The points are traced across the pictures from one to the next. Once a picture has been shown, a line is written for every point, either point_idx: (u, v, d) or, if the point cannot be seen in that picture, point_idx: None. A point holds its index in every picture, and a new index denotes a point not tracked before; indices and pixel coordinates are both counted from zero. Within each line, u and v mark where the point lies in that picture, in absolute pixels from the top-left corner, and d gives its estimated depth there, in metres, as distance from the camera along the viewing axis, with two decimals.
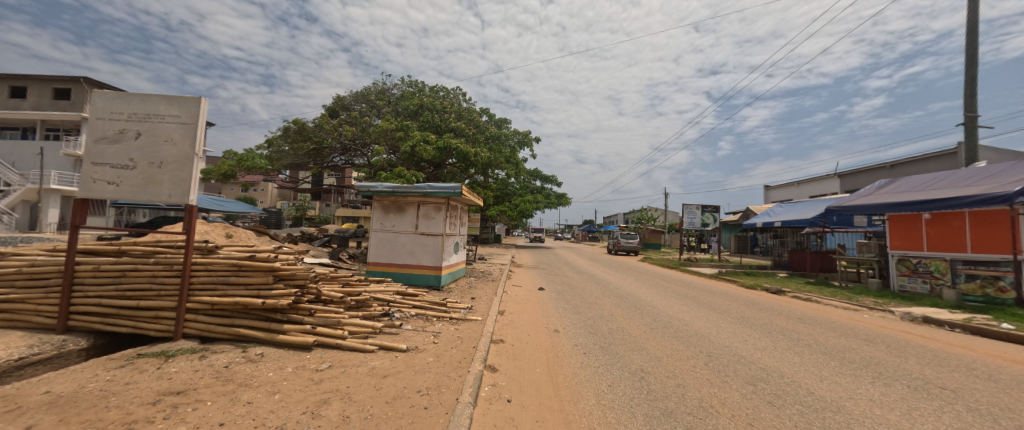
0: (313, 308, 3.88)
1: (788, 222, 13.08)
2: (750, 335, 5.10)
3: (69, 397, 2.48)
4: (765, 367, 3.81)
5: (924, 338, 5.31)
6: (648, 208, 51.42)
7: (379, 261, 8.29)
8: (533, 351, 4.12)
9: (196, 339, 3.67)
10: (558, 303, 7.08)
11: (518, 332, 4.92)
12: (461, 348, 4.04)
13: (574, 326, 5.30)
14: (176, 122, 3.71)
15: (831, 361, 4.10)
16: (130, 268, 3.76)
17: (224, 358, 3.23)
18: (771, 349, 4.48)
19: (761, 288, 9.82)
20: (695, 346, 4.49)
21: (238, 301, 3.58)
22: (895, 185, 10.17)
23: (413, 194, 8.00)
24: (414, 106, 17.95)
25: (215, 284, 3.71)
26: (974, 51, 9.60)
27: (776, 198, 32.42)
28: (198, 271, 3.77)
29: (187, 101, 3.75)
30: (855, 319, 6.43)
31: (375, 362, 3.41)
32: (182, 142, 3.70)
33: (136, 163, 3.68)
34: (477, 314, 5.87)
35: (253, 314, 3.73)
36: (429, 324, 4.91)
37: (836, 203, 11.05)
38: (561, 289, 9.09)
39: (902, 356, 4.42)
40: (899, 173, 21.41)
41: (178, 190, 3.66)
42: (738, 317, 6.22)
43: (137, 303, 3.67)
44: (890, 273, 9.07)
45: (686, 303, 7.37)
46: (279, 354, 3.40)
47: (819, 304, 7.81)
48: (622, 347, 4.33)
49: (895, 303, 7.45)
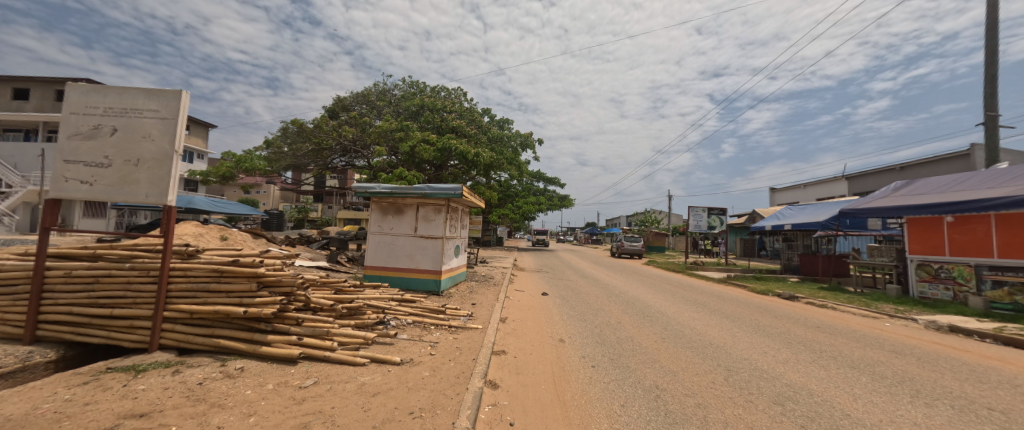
0: (300, 318, 3.60)
1: (799, 224, 12.71)
2: (768, 346, 4.78)
3: (17, 421, 2.20)
4: (791, 384, 3.49)
5: (957, 350, 4.96)
6: (651, 211, 51.02)
7: (376, 265, 8.01)
8: (537, 363, 3.84)
9: (173, 350, 3.40)
10: (564, 310, 6.79)
11: (522, 342, 4.62)
12: (460, 360, 3.74)
13: (581, 335, 4.99)
14: (154, 117, 3.45)
15: (860, 376, 3.77)
16: (103, 274, 3.50)
17: (200, 374, 2.95)
18: (793, 362, 4.15)
19: (773, 293, 9.45)
20: (711, 358, 4.18)
21: (218, 310, 3.31)
22: (913, 186, 9.79)
23: (412, 195, 7.71)
24: (415, 107, 17.71)
25: (194, 292, 3.44)
26: (995, 48, 9.25)
27: (782, 201, 32.06)
28: (177, 277, 3.50)
29: (167, 95, 3.50)
30: (878, 328, 6.08)
31: (365, 378, 3.12)
32: (161, 139, 3.44)
33: (111, 161, 3.44)
34: (477, 321, 5.57)
35: (235, 324, 3.45)
36: (426, 333, 4.60)
37: (849, 206, 10.69)
38: (564, 294, 8.82)
39: (937, 371, 4.08)
40: (909, 176, 21.04)
41: (156, 190, 3.40)
42: (752, 326, 5.89)
43: (110, 311, 3.42)
44: (909, 279, 8.73)
45: (696, 310, 7.04)
46: (262, 369, 3.11)
47: (836, 312, 7.45)
48: (633, 359, 4.01)
49: (917, 310, 7.09)
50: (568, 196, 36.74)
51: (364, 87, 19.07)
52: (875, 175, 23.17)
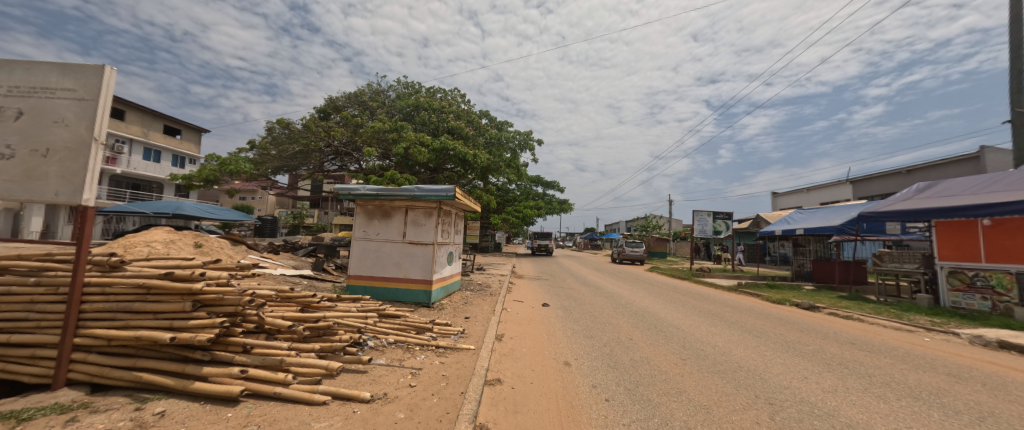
0: (248, 343, 2.93)
1: (812, 229, 12.10)
2: (806, 369, 4.13)
3: None
4: (852, 424, 2.83)
5: (1014, 370, 4.40)
6: (651, 216, 50.48)
7: (361, 274, 7.34)
8: (540, 396, 3.17)
9: (85, 387, 2.69)
10: (568, 324, 6.14)
11: (521, 366, 3.97)
12: (446, 394, 3.06)
13: (589, 357, 4.32)
14: (70, 98, 2.82)
15: (930, 412, 3.13)
16: (3, 292, 2.83)
17: (102, 424, 2.24)
18: (845, 393, 3.49)
19: (791, 303, 8.79)
20: (745, 387, 3.53)
21: (141, 335, 2.63)
22: (937, 188, 9.24)
23: (400, 197, 7.08)
24: (409, 107, 17.06)
25: (114, 313, 2.76)
26: (1020, 40, 8.78)
27: (785, 205, 31.70)
28: (94, 295, 2.81)
29: (87, 71, 2.87)
30: (920, 345, 5.48)
31: (321, 425, 2.42)
32: (77, 123, 2.81)
33: (15, 151, 2.79)
34: (470, 340, 4.89)
35: (164, 352, 2.75)
36: (409, 356, 3.92)
37: (867, 209, 10.08)
38: (567, 305, 8.17)
39: (1015, 401, 3.43)
40: (917, 179, 20.64)
41: (67, 187, 2.74)
42: (780, 342, 5.27)
43: (7, 338, 2.73)
44: (939, 288, 8.16)
45: (712, 323, 6.41)
46: (190, 413, 2.42)
47: (866, 324, 6.81)
48: (654, 390, 3.35)
49: (956, 323, 6.48)
50: (568, 200, 36.09)
51: (357, 88, 18.50)
52: (881, 179, 22.85)
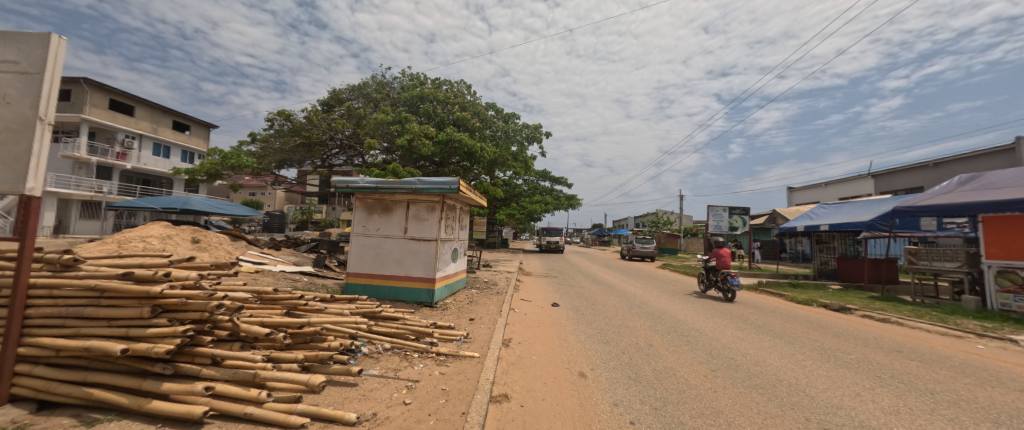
0: (217, 353, 2.56)
1: (838, 225, 11.43)
2: (855, 383, 3.62)
3: None
4: None
5: None
6: (660, 211, 49.68)
7: (359, 272, 6.97)
8: (554, 417, 2.74)
9: (30, 403, 2.34)
10: (580, 327, 5.72)
11: (531, 378, 3.55)
12: (444, 415, 2.63)
13: (607, 366, 3.88)
14: (13, 71, 2.46)
15: None
16: None
17: None
18: (909, 415, 2.99)
19: (818, 304, 8.19)
20: (791, 406, 3.05)
21: (91, 344, 2.26)
22: (983, 179, 8.50)
23: (400, 190, 6.69)
24: (414, 99, 16.60)
25: (63, 318, 2.40)
26: None
27: (802, 200, 30.70)
28: (43, 299, 2.46)
29: (31, 40, 2.49)
30: (974, 353, 4.91)
31: None
32: (20, 100, 2.44)
33: None
34: (474, 345, 4.50)
35: (119, 364, 2.38)
36: (405, 366, 3.54)
37: (901, 204, 9.36)
38: (578, 305, 7.71)
39: None
40: (946, 173, 19.61)
41: (8, 174, 2.36)
42: (819, 350, 4.75)
43: None
44: (986, 290, 7.53)
45: (739, 327, 5.87)
46: None
47: (903, 328, 6.27)
48: (685, 410, 2.89)
49: (1010, 329, 5.86)
50: (576, 195, 35.43)
51: (361, 80, 18.13)
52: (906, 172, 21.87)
